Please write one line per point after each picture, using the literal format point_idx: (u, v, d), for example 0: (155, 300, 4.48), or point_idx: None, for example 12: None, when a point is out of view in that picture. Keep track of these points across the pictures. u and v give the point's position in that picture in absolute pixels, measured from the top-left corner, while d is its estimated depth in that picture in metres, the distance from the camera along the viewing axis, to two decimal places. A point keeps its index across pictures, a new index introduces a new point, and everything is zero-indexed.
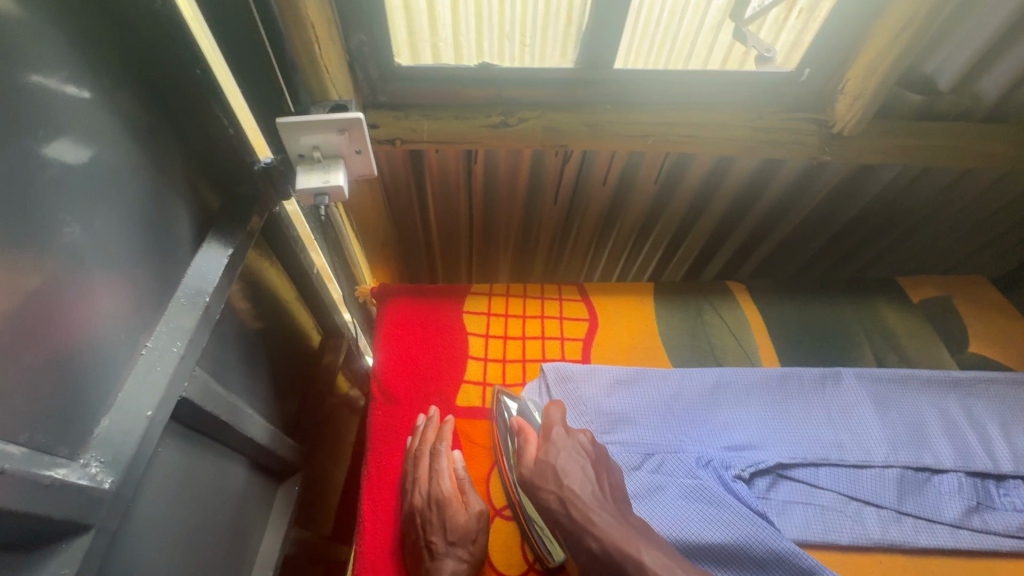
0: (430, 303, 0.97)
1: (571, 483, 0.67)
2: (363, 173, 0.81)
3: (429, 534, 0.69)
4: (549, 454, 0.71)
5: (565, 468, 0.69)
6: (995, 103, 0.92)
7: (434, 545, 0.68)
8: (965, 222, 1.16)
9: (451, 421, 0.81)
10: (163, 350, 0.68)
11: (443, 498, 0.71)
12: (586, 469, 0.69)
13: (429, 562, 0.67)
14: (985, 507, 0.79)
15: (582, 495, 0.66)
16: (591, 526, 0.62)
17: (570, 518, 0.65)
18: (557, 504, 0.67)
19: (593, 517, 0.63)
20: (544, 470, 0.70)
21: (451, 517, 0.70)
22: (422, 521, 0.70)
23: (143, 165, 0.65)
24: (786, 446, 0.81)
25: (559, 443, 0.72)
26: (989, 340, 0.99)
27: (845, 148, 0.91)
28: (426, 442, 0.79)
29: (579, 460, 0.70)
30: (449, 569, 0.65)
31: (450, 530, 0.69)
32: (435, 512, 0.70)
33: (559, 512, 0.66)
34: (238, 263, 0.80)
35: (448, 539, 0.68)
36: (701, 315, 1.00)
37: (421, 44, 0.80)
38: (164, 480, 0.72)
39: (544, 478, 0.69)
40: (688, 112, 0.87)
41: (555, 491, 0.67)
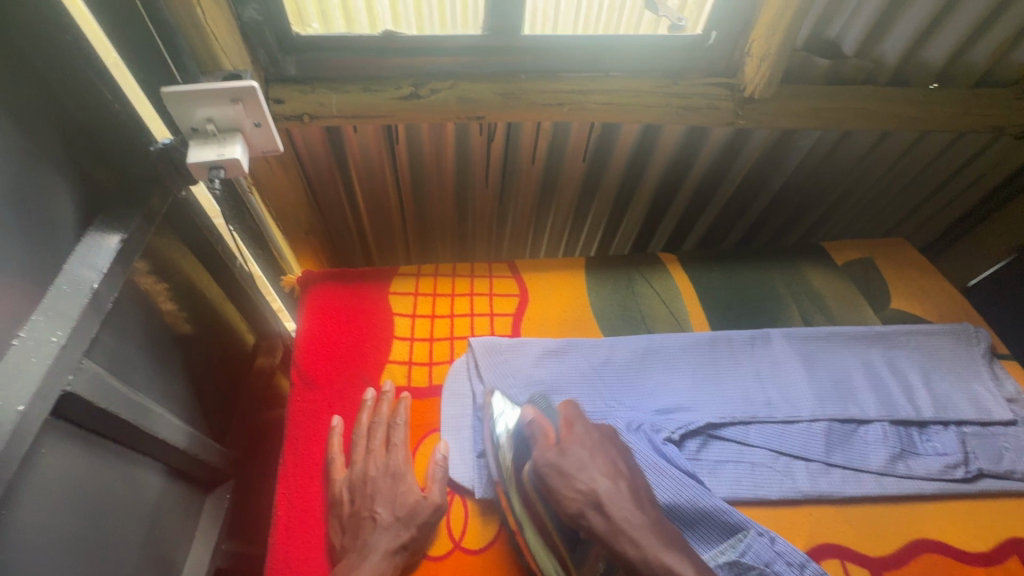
0: (355, 287, 0.94)
1: (603, 479, 0.61)
2: (268, 149, 0.77)
3: (374, 505, 0.68)
4: (575, 444, 0.64)
5: (594, 461, 0.63)
6: (897, 66, 0.95)
7: (378, 516, 0.66)
8: (883, 188, 1.20)
9: (406, 398, 0.79)
10: (40, 339, 0.60)
11: (400, 471, 0.71)
12: (616, 465, 0.63)
13: (366, 535, 0.65)
14: (909, 453, 0.79)
15: (617, 495, 0.60)
16: (631, 533, 0.57)
17: (603, 520, 0.59)
18: (586, 503, 0.60)
19: (633, 519, 0.58)
20: (573, 462, 0.63)
21: (402, 493, 0.69)
22: (370, 490, 0.69)
23: (10, 134, 0.58)
24: (715, 406, 0.81)
25: (584, 434, 0.66)
26: (910, 296, 1.02)
27: (759, 112, 0.92)
28: (380, 417, 0.77)
29: (608, 456, 0.64)
30: (385, 545, 0.64)
31: (397, 505, 0.68)
32: (387, 484, 0.70)
33: (587, 512, 0.60)
34: (134, 249, 0.75)
35: (393, 513, 0.67)
36: (632, 285, 1.00)
37: (357, 15, 0.79)
38: (51, 485, 0.65)
39: (574, 470, 0.62)
40: (604, 80, 0.87)
41: (586, 485, 0.61)
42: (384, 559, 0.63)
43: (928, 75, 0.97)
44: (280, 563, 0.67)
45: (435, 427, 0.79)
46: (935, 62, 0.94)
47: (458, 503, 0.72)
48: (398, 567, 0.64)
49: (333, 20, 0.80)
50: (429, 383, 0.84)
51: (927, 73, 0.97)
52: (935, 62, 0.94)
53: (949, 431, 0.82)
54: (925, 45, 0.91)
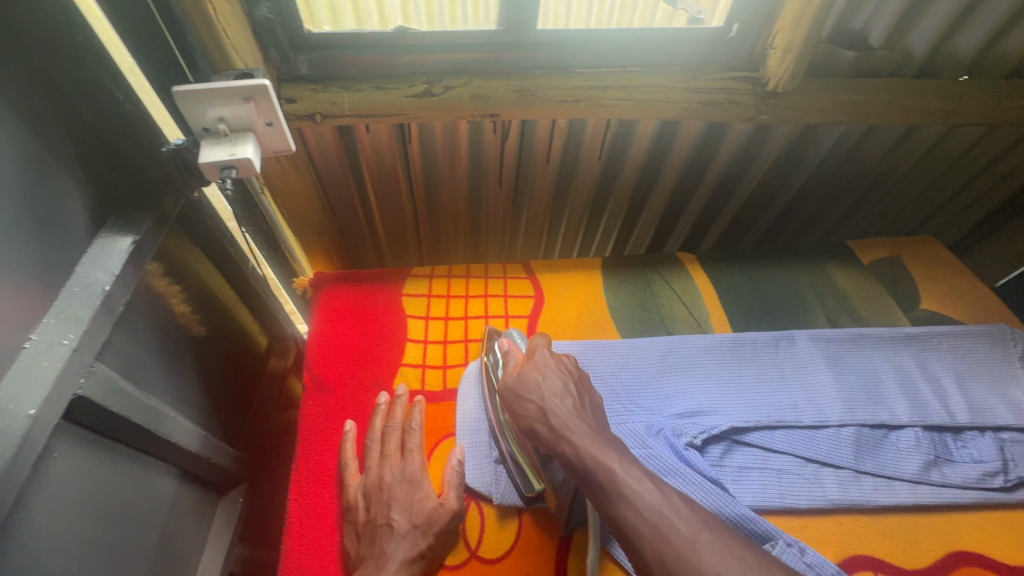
0: (366, 288, 0.92)
1: (552, 395, 0.67)
2: (280, 149, 0.76)
3: (390, 512, 0.66)
4: (530, 369, 0.71)
5: (546, 382, 0.69)
6: (926, 58, 0.92)
7: (394, 523, 0.65)
8: (909, 184, 1.17)
9: (420, 402, 0.77)
10: (52, 342, 0.60)
11: (417, 477, 0.69)
12: (568, 385, 0.69)
13: (382, 542, 0.63)
14: (944, 460, 0.76)
15: (562, 408, 0.65)
16: (569, 435, 0.61)
17: (548, 428, 0.64)
18: (536, 416, 0.66)
19: (572, 426, 0.62)
20: (527, 383, 0.69)
21: (418, 501, 0.67)
22: (386, 496, 0.67)
23: (20, 135, 0.57)
24: (739, 411, 0.79)
25: (541, 361, 0.72)
26: (940, 296, 0.98)
27: (781, 106, 0.89)
28: (394, 422, 0.75)
29: (562, 377, 0.70)
30: (402, 554, 0.62)
31: (414, 513, 0.66)
32: (403, 490, 0.68)
33: (536, 424, 0.65)
34: (146, 251, 0.74)
35: (410, 521, 0.65)
36: (650, 286, 0.97)
37: (366, 11, 0.77)
38: (63, 489, 0.64)
39: (527, 389, 0.68)
40: (622, 76, 0.85)
41: (536, 401, 0.67)
42: (402, 570, 0.61)
43: (959, 67, 0.94)
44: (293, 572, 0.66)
45: (451, 433, 0.77)
46: (967, 53, 0.90)
47: (474, 511, 0.70)
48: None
49: (342, 15, 0.78)
50: (443, 387, 0.82)
51: (957, 64, 0.93)
52: (967, 54, 0.91)
53: (987, 438, 0.78)
54: (955, 35, 0.88)
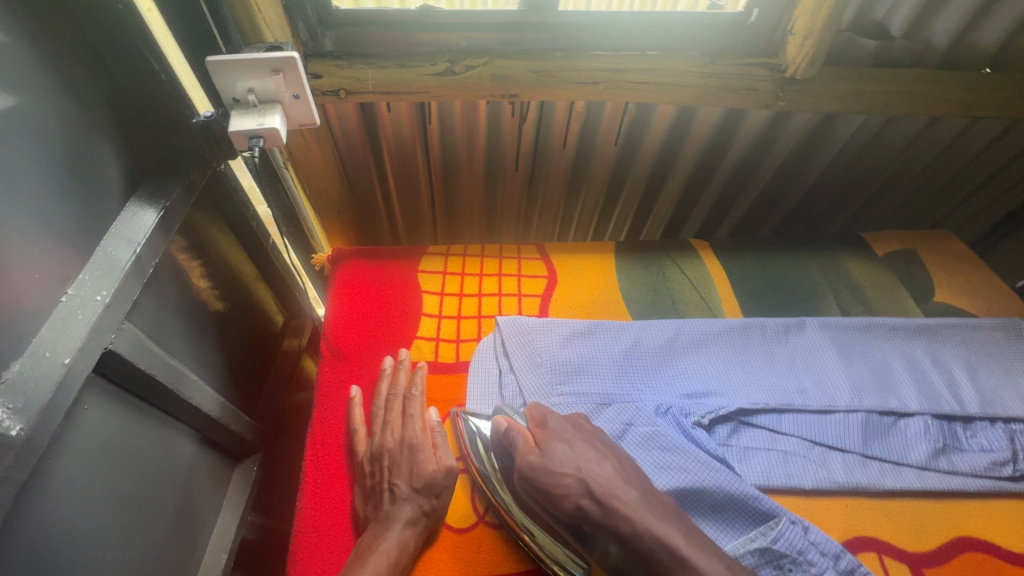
0: (382, 264, 0.94)
1: (589, 464, 0.61)
2: (305, 122, 0.79)
3: (393, 476, 0.68)
4: (553, 439, 0.63)
5: (577, 451, 0.62)
6: (948, 48, 0.91)
7: (397, 488, 0.67)
8: (927, 179, 1.16)
9: (423, 367, 0.79)
10: (86, 297, 0.62)
11: (417, 443, 0.71)
12: (598, 449, 0.63)
13: (388, 506, 0.66)
14: (952, 448, 0.76)
15: (605, 475, 0.60)
16: (623, 508, 0.57)
17: (597, 504, 0.58)
18: (579, 492, 0.59)
19: (624, 495, 0.58)
20: (555, 456, 0.62)
21: (420, 463, 0.69)
22: (389, 462, 0.69)
23: (59, 96, 0.60)
24: (748, 393, 0.79)
25: (560, 429, 0.65)
26: (956, 289, 0.98)
27: (800, 94, 0.89)
28: (398, 388, 0.77)
29: (589, 441, 0.64)
30: (406, 515, 0.64)
31: (415, 476, 0.68)
32: (405, 456, 0.70)
33: (582, 501, 0.59)
34: (174, 218, 0.76)
35: (412, 485, 0.67)
36: (662, 270, 0.98)
37: None
38: (90, 440, 0.66)
39: (559, 462, 0.61)
40: (640, 58, 0.86)
41: (574, 475, 0.60)
42: (406, 529, 0.64)
43: (982, 59, 0.93)
44: (306, 528, 0.68)
45: (459, 404, 0.79)
46: (990, 45, 0.90)
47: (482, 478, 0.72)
48: (421, 536, 0.65)
49: None
50: (455, 360, 0.84)
51: (980, 56, 0.92)
52: (990, 45, 0.90)
53: (997, 428, 0.78)
54: (978, 26, 0.87)
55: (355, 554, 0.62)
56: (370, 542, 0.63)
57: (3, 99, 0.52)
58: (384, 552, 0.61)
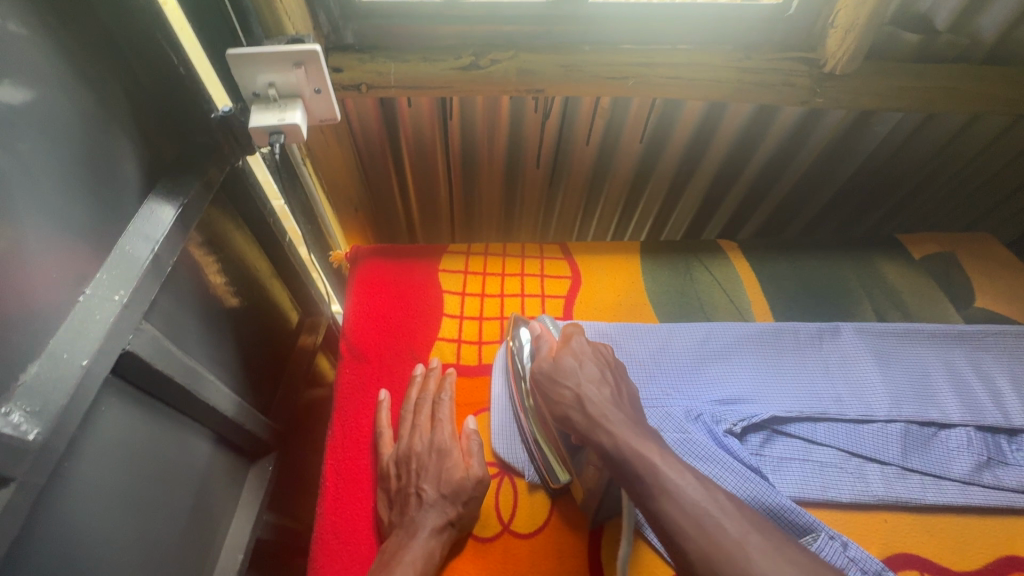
0: (402, 263, 0.92)
1: (590, 382, 0.66)
2: (326, 117, 0.76)
3: (420, 481, 0.66)
4: (568, 355, 0.71)
5: (582, 370, 0.68)
6: (995, 43, 0.87)
7: (423, 493, 0.65)
8: (964, 178, 1.12)
9: (453, 374, 0.78)
10: (103, 297, 0.60)
11: (445, 447, 0.69)
12: (604, 373, 0.68)
13: (413, 512, 0.63)
14: (997, 462, 0.73)
15: (600, 396, 0.64)
16: (606, 424, 0.61)
17: (584, 415, 0.63)
18: (572, 403, 0.65)
19: (609, 414, 0.62)
20: (563, 368, 0.69)
21: (448, 469, 0.67)
22: (415, 467, 0.67)
23: (76, 88, 0.58)
24: (781, 400, 0.76)
25: (579, 348, 0.72)
26: (997, 297, 0.94)
27: (838, 90, 0.86)
28: (427, 393, 0.75)
29: (599, 365, 0.69)
30: (432, 523, 0.62)
31: (443, 482, 0.66)
32: (433, 461, 0.68)
33: (572, 411, 0.65)
34: (193, 215, 0.73)
35: (439, 490, 0.65)
36: (690, 272, 0.95)
37: None
38: (106, 442, 0.65)
39: (563, 375, 0.68)
40: (672, 53, 0.83)
41: (571, 388, 0.66)
42: (432, 538, 0.62)
43: None
44: (328, 534, 0.66)
45: (484, 408, 0.77)
46: None
47: (507, 486, 0.70)
48: (445, 545, 0.63)
49: None
50: (478, 362, 0.82)
51: None
52: None
53: None
54: None
55: (380, 562, 0.60)
56: (395, 550, 0.61)
57: (19, 93, 0.50)
58: (410, 562, 0.59)
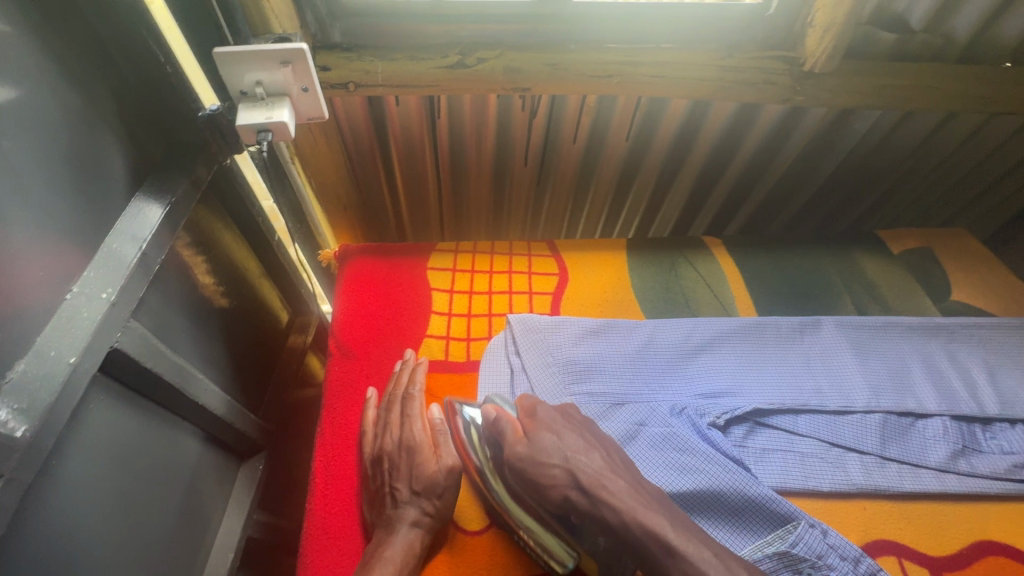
0: (392, 261, 0.93)
1: (576, 453, 0.61)
2: (313, 116, 0.77)
3: (395, 480, 0.66)
4: (541, 429, 0.64)
5: (564, 441, 0.62)
6: (969, 42, 0.89)
7: (399, 491, 0.65)
8: (942, 175, 1.15)
9: (424, 364, 0.78)
10: (91, 295, 0.60)
11: (415, 443, 0.69)
12: (587, 439, 0.63)
13: (390, 509, 0.65)
14: (972, 450, 0.75)
15: (592, 468, 0.59)
16: (608, 499, 0.56)
17: (583, 495, 0.58)
18: (566, 481, 0.60)
19: (608, 486, 0.57)
20: (541, 448, 0.62)
21: (419, 465, 0.67)
22: (390, 465, 0.68)
23: (62, 88, 0.58)
24: (763, 393, 0.78)
25: (549, 419, 0.65)
26: (973, 290, 0.96)
27: (818, 88, 0.88)
28: (400, 387, 0.76)
29: (577, 432, 0.64)
30: (410, 517, 0.63)
31: (416, 479, 0.66)
32: (404, 458, 0.68)
33: (569, 490, 0.60)
34: (180, 213, 0.74)
35: (412, 488, 0.65)
36: (675, 268, 0.97)
37: None
38: (94, 440, 0.65)
39: (545, 453, 0.61)
40: (655, 51, 0.84)
41: (561, 466, 0.60)
42: (411, 531, 0.63)
43: (1001, 54, 0.91)
44: (317, 529, 0.67)
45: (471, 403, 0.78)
46: (1010, 39, 0.88)
47: None
48: (425, 537, 0.63)
49: None
50: (466, 359, 0.83)
51: (999, 51, 0.91)
52: (1009, 39, 0.88)
53: (1017, 430, 0.77)
54: (1000, 20, 0.85)
55: (362, 559, 0.61)
56: (376, 546, 0.62)
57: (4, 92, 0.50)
58: (389, 558, 0.60)
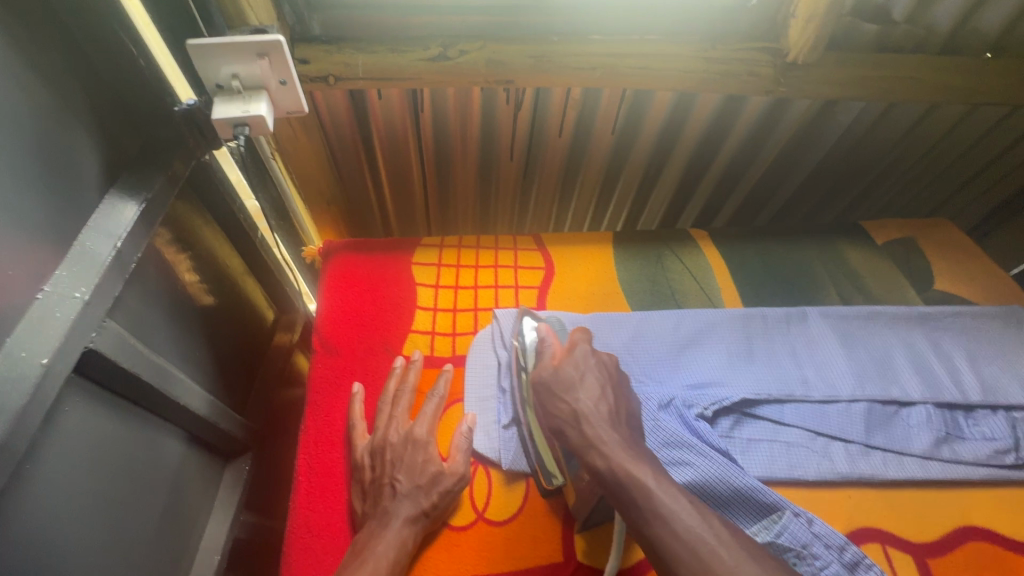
0: (376, 257, 0.92)
1: (587, 398, 0.64)
2: (293, 109, 0.76)
3: (395, 472, 0.66)
4: (567, 365, 0.68)
5: (583, 383, 0.66)
6: (951, 33, 0.90)
7: (398, 484, 0.65)
8: (925, 166, 1.16)
9: (448, 373, 0.77)
10: (64, 294, 0.59)
11: (422, 440, 0.69)
12: (605, 389, 0.65)
13: (387, 502, 0.64)
14: (954, 437, 0.76)
15: (597, 414, 0.62)
16: (601, 446, 0.59)
17: (580, 434, 0.61)
18: (568, 419, 0.63)
19: (604, 436, 0.60)
20: (563, 380, 0.66)
21: (422, 462, 0.67)
22: (391, 458, 0.67)
23: (30, 81, 0.56)
24: (750, 383, 0.78)
25: (580, 359, 0.69)
26: (956, 280, 0.97)
27: (800, 80, 0.88)
28: (406, 386, 0.75)
29: (599, 378, 0.66)
30: (405, 513, 0.62)
31: (417, 473, 0.66)
32: (409, 452, 0.68)
33: (568, 427, 0.63)
34: (156, 211, 0.72)
35: (413, 481, 0.65)
36: (661, 260, 0.96)
37: None
38: (70, 442, 0.63)
39: (562, 388, 0.66)
40: (639, 43, 0.84)
41: (569, 403, 0.64)
42: (405, 528, 0.62)
43: (982, 44, 0.92)
44: (302, 528, 0.66)
45: (460, 398, 0.77)
46: (991, 29, 0.88)
47: (482, 473, 0.70)
48: (419, 535, 0.63)
49: None
50: (452, 354, 0.82)
51: (980, 42, 0.91)
52: (991, 30, 0.89)
53: (999, 416, 0.78)
54: (981, 10, 0.86)
55: (351, 553, 0.60)
56: (367, 540, 0.61)
57: None
58: (382, 552, 0.59)
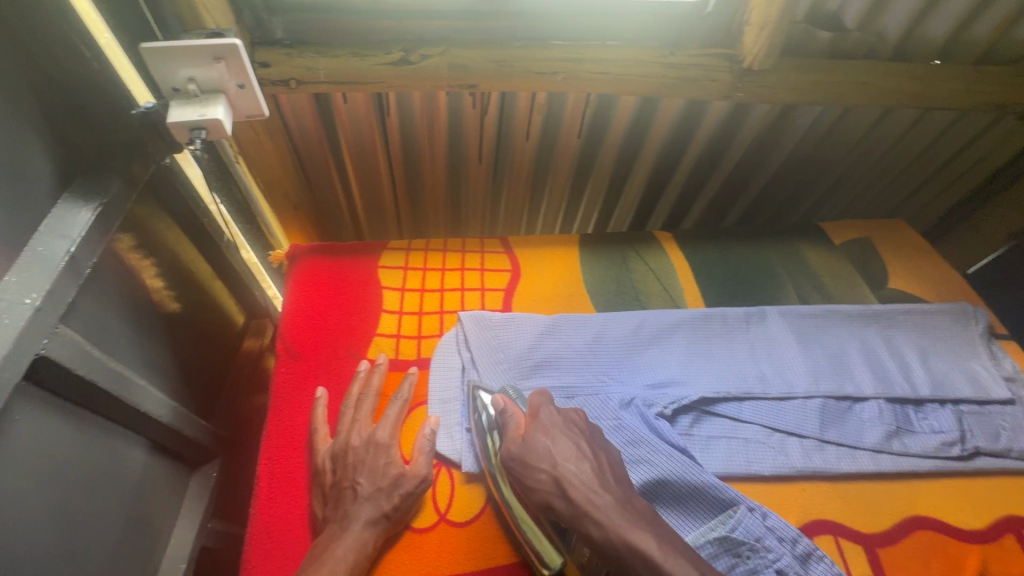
0: (343, 262, 0.92)
1: (567, 462, 0.62)
2: (253, 113, 0.75)
3: (356, 475, 0.66)
4: (537, 431, 0.66)
5: (556, 447, 0.64)
6: (901, 40, 0.93)
7: (359, 486, 0.65)
8: (882, 168, 1.19)
9: (413, 375, 0.78)
10: (13, 299, 0.57)
11: (384, 443, 0.70)
12: (580, 446, 0.64)
13: (348, 505, 0.64)
14: (904, 430, 0.78)
15: (580, 478, 0.61)
16: (593, 513, 0.57)
17: (567, 503, 0.60)
18: (551, 488, 0.62)
19: (595, 500, 0.58)
20: (534, 450, 0.64)
21: (383, 465, 0.67)
22: (353, 461, 0.68)
23: None
24: (710, 382, 0.80)
25: (549, 422, 0.67)
26: (909, 278, 1.00)
27: (758, 85, 0.90)
28: (369, 390, 0.75)
29: (572, 438, 0.65)
30: (366, 515, 0.62)
31: (378, 475, 0.66)
32: (371, 455, 0.68)
33: (553, 498, 0.61)
34: (112, 217, 0.71)
35: (375, 484, 0.65)
36: (626, 262, 0.98)
37: None
38: (22, 452, 0.62)
39: (535, 457, 0.64)
40: (599, 48, 0.85)
41: (548, 472, 0.62)
42: (366, 530, 0.62)
43: (931, 51, 0.95)
44: (261, 533, 0.66)
45: (423, 401, 0.77)
46: (938, 37, 0.92)
47: (445, 476, 0.71)
48: (380, 537, 0.63)
49: None
50: (417, 356, 0.82)
51: (928, 48, 0.95)
52: (938, 38, 0.92)
53: (946, 410, 0.81)
54: (927, 19, 0.89)
55: (311, 555, 0.60)
56: (327, 542, 0.61)
57: None
58: (342, 554, 0.59)
